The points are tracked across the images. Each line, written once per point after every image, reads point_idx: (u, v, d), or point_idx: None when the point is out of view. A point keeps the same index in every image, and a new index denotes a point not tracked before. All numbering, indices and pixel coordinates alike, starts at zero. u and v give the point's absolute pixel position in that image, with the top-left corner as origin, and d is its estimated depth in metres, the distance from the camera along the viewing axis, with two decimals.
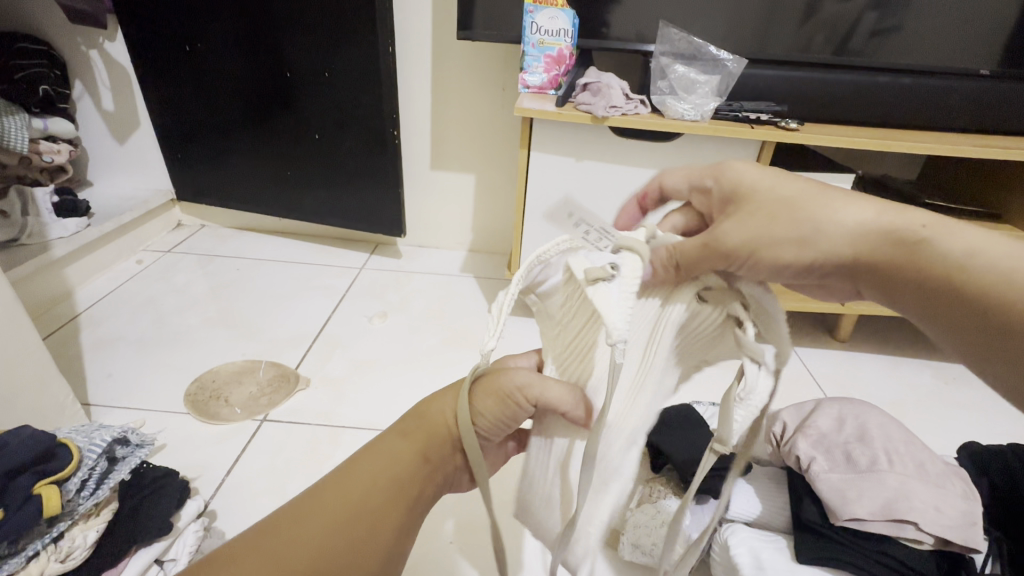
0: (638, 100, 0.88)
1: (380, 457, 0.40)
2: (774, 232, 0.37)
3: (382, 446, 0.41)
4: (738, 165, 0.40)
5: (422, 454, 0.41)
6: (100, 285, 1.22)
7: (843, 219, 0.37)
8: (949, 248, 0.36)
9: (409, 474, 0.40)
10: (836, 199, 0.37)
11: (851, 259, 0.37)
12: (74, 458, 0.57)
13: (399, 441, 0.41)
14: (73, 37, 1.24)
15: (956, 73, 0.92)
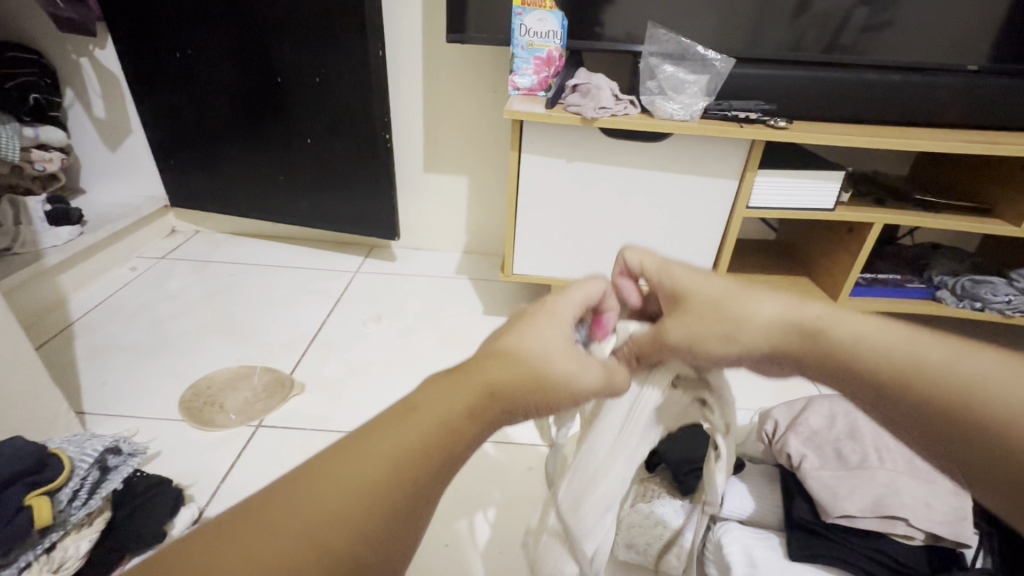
0: (628, 100, 0.88)
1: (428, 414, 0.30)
2: (702, 329, 0.40)
3: (425, 399, 0.31)
4: (678, 270, 0.44)
5: (483, 395, 0.33)
6: (94, 293, 1.22)
7: (766, 315, 0.38)
8: None
9: (461, 425, 0.31)
10: (760, 296, 0.39)
11: (773, 349, 0.38)
12: (65, 468, 0.57)
13: (448, 390, 0.32)
14: (63, 44, 1.24)
15: (943, 69, 0.92)
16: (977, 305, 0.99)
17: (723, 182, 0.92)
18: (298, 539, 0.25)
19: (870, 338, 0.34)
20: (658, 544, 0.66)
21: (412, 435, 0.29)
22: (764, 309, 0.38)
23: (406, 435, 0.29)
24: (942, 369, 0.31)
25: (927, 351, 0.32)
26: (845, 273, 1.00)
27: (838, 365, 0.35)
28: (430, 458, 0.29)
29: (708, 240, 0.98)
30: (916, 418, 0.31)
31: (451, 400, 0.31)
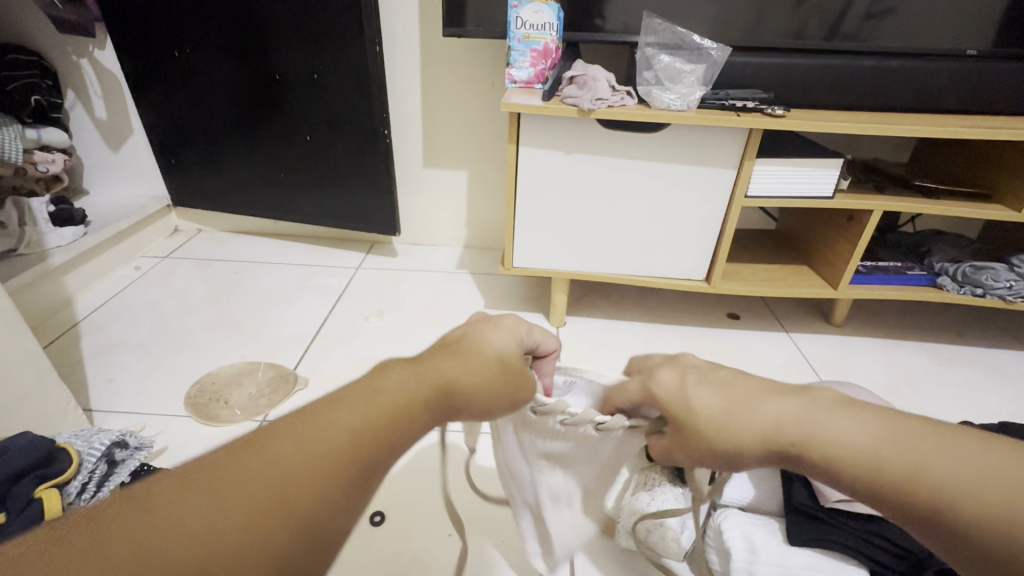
0: (625, 91, 0.88)
1: (387, 395, 0.32)
2: (707, 459, 0.37)
3: (383, 383, 0.33)
4: (668, 383, 0.40)
5: (440, 387, 0.35)
6: (99, 292, 1.23)
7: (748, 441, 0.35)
8: None
9: (419, 408, 0.33)
10: (744, 416, 0.35)
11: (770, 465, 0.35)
12: (73, 462, 0.58)
13: (408, 378, 0.34)
14: (62, 46, 1.25)
15: (943, 54, 0.92)
16: (978, 292, 0.99)
17: (721, 172, 0.92)
18: (260, 494, 0.25)
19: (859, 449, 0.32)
20: (659, 531, 0.67)
21: (372, 411, 0.31)
22: (752, 430, 0.35)
23: (366, 411, 0.31)
24: (933, 476, 0.30)
25: (915, 455, 0.31)
26: (845, 261, 1.00)
27: (828, 476, 0.33)
28: (389, 432, 0.31)
29: (707, 229, 0.98)
30: (904, 518, 0.31)
31: (411, 384, 0.34)
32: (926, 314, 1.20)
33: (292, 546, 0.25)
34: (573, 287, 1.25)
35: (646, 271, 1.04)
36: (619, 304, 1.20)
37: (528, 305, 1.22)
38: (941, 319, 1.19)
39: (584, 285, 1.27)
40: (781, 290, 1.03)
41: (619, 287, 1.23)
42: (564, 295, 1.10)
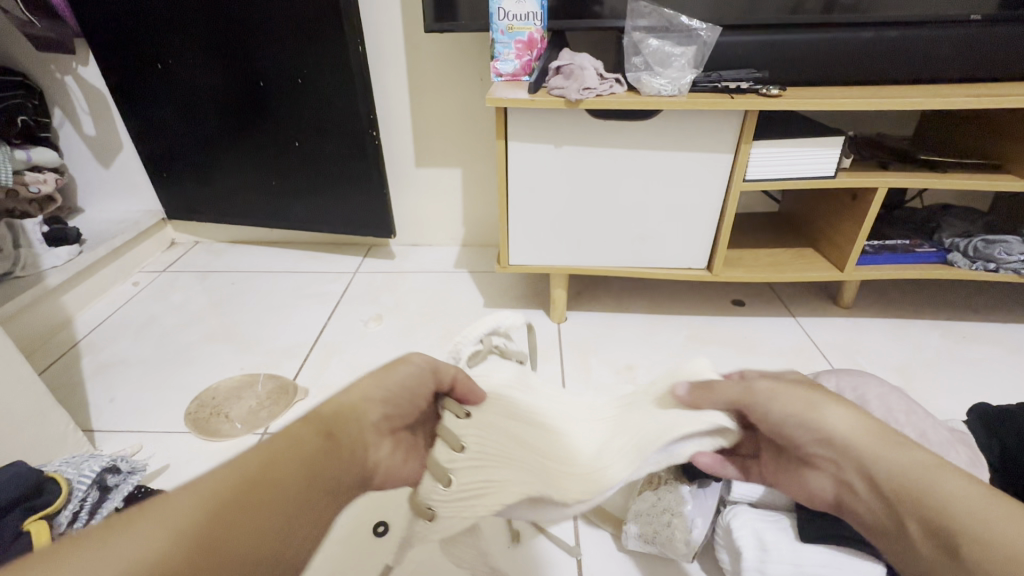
0: (613, 78, 0.86)
1: (279, 444, 0.38)
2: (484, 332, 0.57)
3: (278, 434, 0.39)
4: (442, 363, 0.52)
5: (323, 432, 0.41)
6: (98, 310, 1.22)
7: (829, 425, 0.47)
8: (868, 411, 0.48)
9: (316, 454, 0.39)
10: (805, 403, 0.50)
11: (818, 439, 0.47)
12: (63, 491, 0.57)
13: (297, 425, 0.41)
14: (46, 64, 1.24)
15: (945, 21, 0.88)
16: (990, 266, 0.95)
17: (718, 156, 0.89)
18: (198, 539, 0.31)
19: (957, 488, 0.39)
20: (666, 532, 0.64)
21: (271, 461, 0.37)
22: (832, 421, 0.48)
23: (261, 463, 0.37)
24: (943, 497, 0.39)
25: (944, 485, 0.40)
26: (851, 241, 0.97)
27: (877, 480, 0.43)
28: (286, 477, 0.37)
29: (707, 215, 0.95)
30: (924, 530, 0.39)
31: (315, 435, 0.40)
32: (938, 291, 1.17)
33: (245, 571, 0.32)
34: (574, 282, 1.23)
35: (646, 261, 1.01)
36: (620, 297, 1.17)
37: (527, 301, 1.20)
38: (953, 296, 1.16)
39: (585, 279, 1.25)
40: (786, 275, 1.00)
41: (620, 280, 1.21)
42: (565, 291, 1.07)
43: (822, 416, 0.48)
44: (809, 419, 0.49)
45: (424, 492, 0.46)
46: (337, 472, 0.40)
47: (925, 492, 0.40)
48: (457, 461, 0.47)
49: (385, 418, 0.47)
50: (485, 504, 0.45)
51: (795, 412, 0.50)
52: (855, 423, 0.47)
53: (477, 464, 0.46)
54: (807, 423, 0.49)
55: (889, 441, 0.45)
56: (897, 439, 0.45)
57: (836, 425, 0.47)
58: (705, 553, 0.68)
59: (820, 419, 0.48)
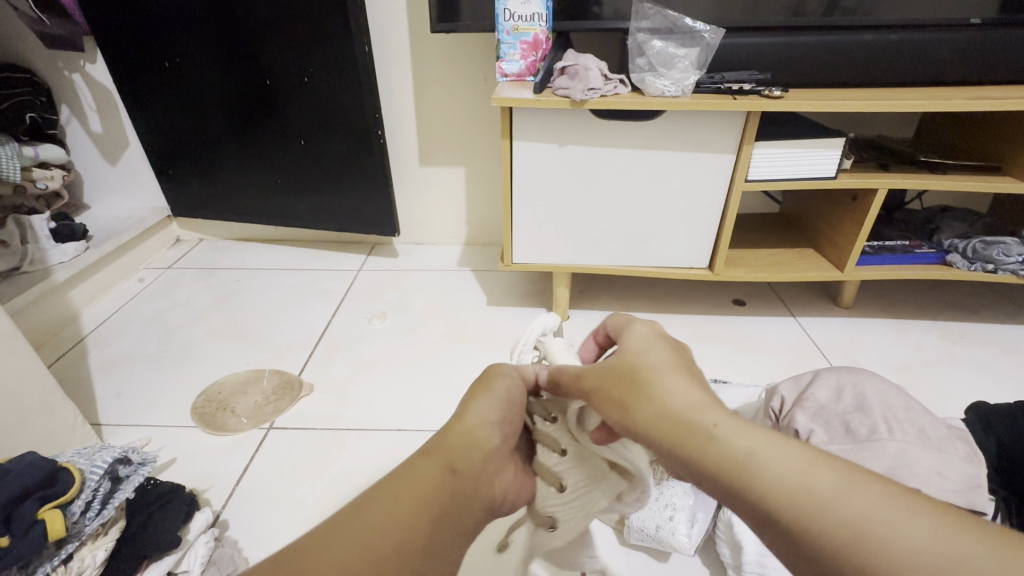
0: (617, 79, 0.87)
1: (406, 483, 0.38)
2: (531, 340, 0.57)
3: (404, 472, 0.39)
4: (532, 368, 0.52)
5: (448, 467, 0.40)
6: (104, 306, 1.23)
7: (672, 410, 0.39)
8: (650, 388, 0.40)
9: (438, 494, 0.38)
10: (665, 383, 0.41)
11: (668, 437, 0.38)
12: (76, 481, 0.58)
13: (419, 461, 0.40)
14: (54, 62, 1.25)
15: (945, 25, 0.89)
16: (989, 267, 0.96)
17: (720, 157, 0.90)
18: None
19: (780, 461, 0.34)
20: (668, 526, 0.64)
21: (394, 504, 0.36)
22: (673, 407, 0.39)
23: (387, 506, 0.36)
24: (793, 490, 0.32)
25: (792, 480, 0.32)
26: (851, 242, 0.98)
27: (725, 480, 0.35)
28: (415, 522, 0.36)
29: (709, 215, 0.96)
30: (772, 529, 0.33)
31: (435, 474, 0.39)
32: (937, 292, 1.18)
33: None
34: (577, 281, 1.24)
35: (648, 261, 1.02)
36: (622, 296, 1.19)
37: (530, 300, 1.21)
38: (952, 297, 1.17)
39: (588, 278, 1.26)
40: (787, 275, 1.01)
41: (622, 279, 1.22)
42: (567, 289, 1.08)
43: (637, 410, 0.40)
44: (623, 422, 0.41)
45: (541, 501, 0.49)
46: (461, 509, 0.39)
47: (752, 483, 0.33)
48: (561, 465, 0.50)
49: (504, 441, 0.45)
50: (596, 498, 0.50)
51: (613, 416, 0.41)
52: (663, 405, 0.39)
53: (578, 465, 0.49)
54: (624, 425, 0.41)
55: (691, 434, 0.37)
56: (702, 424, 0.37)
57: (649, 416, 0.39)
58: (706, 548, 0.68)
59: (636, 417, 0.40)
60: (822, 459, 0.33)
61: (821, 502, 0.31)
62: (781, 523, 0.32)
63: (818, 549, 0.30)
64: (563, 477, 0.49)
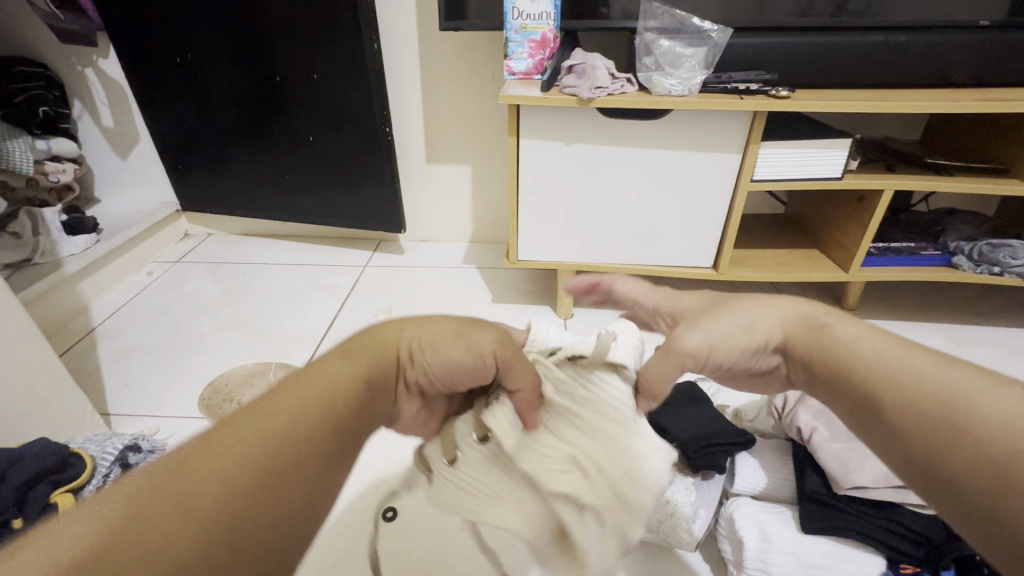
0: (624, 79, 0.87)
1: (308, 380, 0.32)
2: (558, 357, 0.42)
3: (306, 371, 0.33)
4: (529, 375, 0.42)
5: (360, 376, 0.34)
6: (113, 299, 1.25)
7: (767, 315, 0.42)
8: (762, 310, 0.42)
9: (349, 396, 0.32)
10: (766, 305, 0.43)
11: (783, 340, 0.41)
12: (87, 467, 0.59)
13: (326, 361, 0.34)
14: (67, 56, 1.27)
15: (955, 27, 0.89)
16: (995, 270, 0.96)
17: (726, 157, 0.90)
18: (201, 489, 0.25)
19: (877, 347, 0.35)
20: (670, 522, 0.64)
21: (290, 399, 0.30)
22: (776, 320, 0.41)
23: (291, 402, 0.30)
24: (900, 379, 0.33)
25: (912, 374, 0.32)
26: (857, 243, 0.98)
27: (838, 375, 0.36)
28: (317, 425, 0.30)
29: (714, 215, 0.96)
30: (886, 430, 0.32)
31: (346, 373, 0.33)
32: (942, 295, 1.18)
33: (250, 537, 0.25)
34: None
35: (653, 259, 1.03)
36: None
37: (535, 298, 1.21)
38: (958, 299, 1.17)
39: None
40: (792, 275, 1.01)
41: None
42: (572, 287, 1.09)
43: (755, 326, 0.42)
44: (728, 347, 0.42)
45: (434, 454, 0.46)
46: (367, 415, 0.34)
47: (853, 367, 0.35)
48: (467, 450, 0.44)
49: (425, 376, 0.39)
50: (474, 504, 0.45)
51: (732, 342, 0.42)
52: (770, 316, 0.42)
53: (484, 467, 0.44)
54: (747, 349, 0.42)
55: (811, 331, 0.39)
56: (815, 322, 0.40)
57: (769, 326, 0.42)
58: (707, 543, 0.69)
59: (758, 335, 0.41)
60: (918, 350, 0.34)
61: (913, 377, 0.32)
62: (880, 407, 0.33)
63: (902, 414, 0.31)
64: (459, 451, 0.44)
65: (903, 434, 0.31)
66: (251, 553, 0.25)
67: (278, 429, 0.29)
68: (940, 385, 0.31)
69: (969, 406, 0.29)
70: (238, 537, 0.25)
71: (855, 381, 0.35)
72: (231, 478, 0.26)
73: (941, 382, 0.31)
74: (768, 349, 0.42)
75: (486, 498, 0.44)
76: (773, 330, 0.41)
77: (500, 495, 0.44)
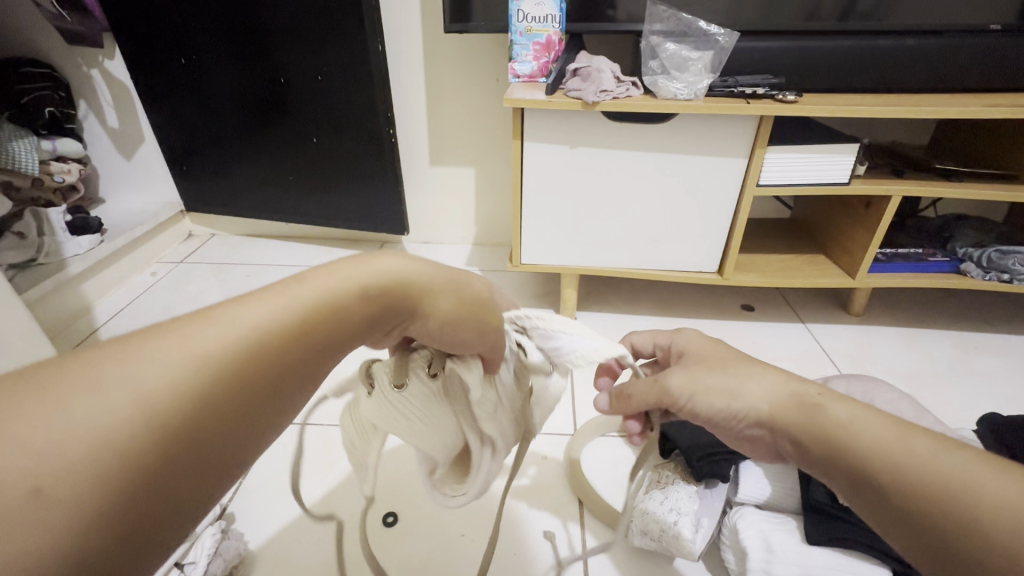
0: (630, 82, 0.86)
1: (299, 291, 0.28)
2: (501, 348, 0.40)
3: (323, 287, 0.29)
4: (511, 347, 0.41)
5: (371, 307, 0.31)
6: (117, 299, 1.25)
7: (754, 386, 0.40)
8: (736, 379, 0.41)
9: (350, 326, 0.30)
10: (746, 372, 0.42)
11: (769, 413, 0.39)
12: None
13: (325, 274, 0.30)
14: (74, 58, 1.27)
15: (964, 31, 0.88)
16: (1004, 277, 0.95)
17: (732, 161, 0.89)
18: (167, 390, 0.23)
19: (872, 428, 0.35)
20: (672, 530, 0.63)
21: (278, 309, 0.27)
22: (760, 391, 0.40)
23: (277, 312, 0.27)
24: (895, 461, 0.33)
25: (906, 452, 0.33)
26: (863, 249, 0.97)
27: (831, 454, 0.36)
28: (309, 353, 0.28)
29: (720, 220, 0.95)
30: (889, 512, 0.33)
31: (343, 289, 0.30)
32: (950, 301, 1.17)
33: (206, 449, 0.24)
34: (585, 282, 1.24)
35: (658, 264, 1.02)
36: (630, 298, 1.18)
37: (538, 301, 1.21)
38: (965, 306, 1.15)
39: (596, 280, 1.26)
40: (798, 281, 1.00)
41: (630, 282, 1.22)
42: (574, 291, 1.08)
43: (742, 392, 0.41)
44: (717, 414, 0.41)
45: (378, 369, 0.44)
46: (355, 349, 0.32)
47: (852, 452, 0.34)
48: (413, 385, 0.43)
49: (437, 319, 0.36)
50: (399, 429, 0.44)
51: (716, 407, 0.41)
52: (754, 388, 0.40)
53: (419, 403, 0.43)
54: (728, 413, 0.41)
55: (795, 404, 0.38)
56: (803, 399, 0.38)
57: (756, 398, 0.40)
58: (710, 553, 0.68)
59: (741, 401, 0.40)
60: (911, 429, 0.34)
61: (903, 460, 0.33)
62: (881, 490, 0.33)
63: (907, 502, 0.32)
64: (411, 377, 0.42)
65: (910, 522, 0.32)
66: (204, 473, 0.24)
67: (269, 345, 0.26)
68: (930, 461, 0.32)
69: (974, 503, 0.30)
70: (209, 451, 0.24)
71: (850, 462, 0.35)
72: (206, 391, 0.24)
73: (928, 457, 0.32)
74: (751, 422, 0.40)
75: (412, 427, 0.44)
76: (758, 404, 0.40)
77: (428, 429, 0.44)
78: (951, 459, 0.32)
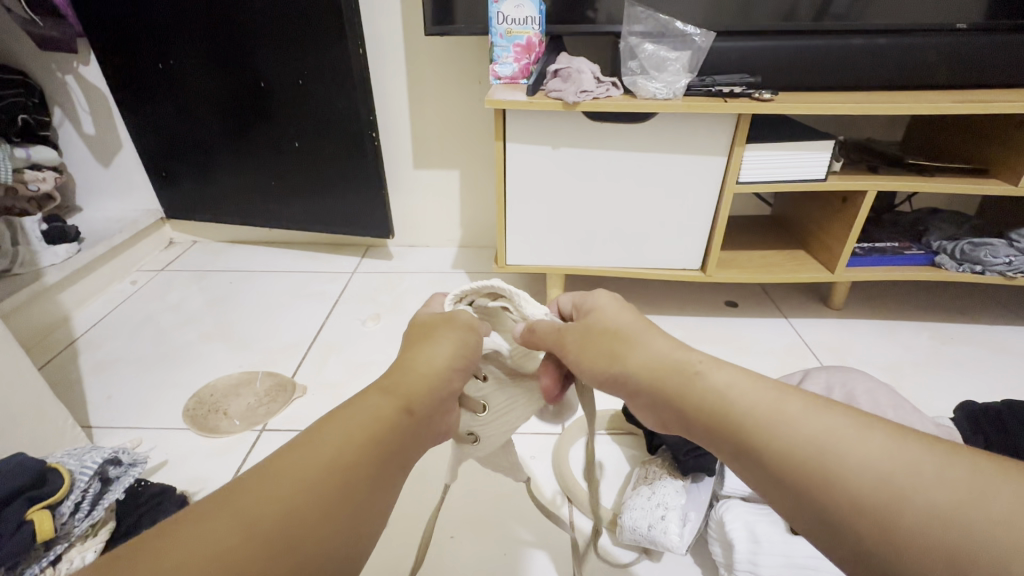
0: (609, 82, 0.87)
1: (364, 412, 0.39)
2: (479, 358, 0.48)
3: (355, 407, 0.39)
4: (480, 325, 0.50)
5: (403, 408, 0.41)
6: (96, 309, 1.23)
7: (643, 353, 0.44)
8: (630, 349, 0.45)
9: (388, 431, 0.38)
10: (645, 341, 0.45)
11: (654, 379, 0.43)
12: (65, 481, 0.57)
13: (380, 399, 0.41)
14: (47, 64, 1.25)
15: (933, 30, 0.90)
16: (977, 269, 0.97)
17: (712, 159, 0.91)
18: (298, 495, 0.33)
19: (749, 392, 0.38)
20: (660, 525, 0.63)
21: (349, 425, 0.37)
22: (650, 360, 0.43)
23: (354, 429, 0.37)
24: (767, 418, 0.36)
25: (781, 414, 0.36)
26: (841, 243, 0.99)
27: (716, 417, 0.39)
28: (360, 456, 0.36)
29: (701, 217, 0.96)
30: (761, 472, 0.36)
31: (388, 405, 0.40)
32: (928, 294, 1.19)
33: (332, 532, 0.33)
34: (571, 282, 1.25)
35: (642, 262, 1.03)
36: None
37: None
38: (942, 298, 1.18)
39: (582, 280, 1.26)
40: (779, 276, 1.01)
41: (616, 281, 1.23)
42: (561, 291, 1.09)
43: (627, 359, 0.44)
44: (607, 377, 0.45)
45: (463, 423, 0.52)
46: (401, 453, 0.39)
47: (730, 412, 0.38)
48: (485, 389, 0.52)
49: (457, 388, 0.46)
50: (518, 418, 0.53)
51: (599, 368, 0.45)
52: (646, 358, 0.44)
53: (501, 391, 0.53)
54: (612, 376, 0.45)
55: (679, 373, 0.42)
56: (684, 367, 0.42)
57: (639, 363, 0.44)
58: (698, 547, 0.68)
59: (623, 364, 0.44)
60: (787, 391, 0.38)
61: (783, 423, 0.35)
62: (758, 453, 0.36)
63: (782, 466, 0.34)
64: (484, 400, 0.52)
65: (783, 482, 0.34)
66: (296, 562, 0.30)
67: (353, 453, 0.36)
68: (803, 426, 0.35)
69: (833, 460, 0.33)
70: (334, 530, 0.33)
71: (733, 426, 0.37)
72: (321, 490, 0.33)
73: (799, 421, 0.35)
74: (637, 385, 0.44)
75: (520, 399, 0.53)
76: (643, 373, 0.43)
77: (524, 404, 0.53)
78: (813, 420, 0.35)
